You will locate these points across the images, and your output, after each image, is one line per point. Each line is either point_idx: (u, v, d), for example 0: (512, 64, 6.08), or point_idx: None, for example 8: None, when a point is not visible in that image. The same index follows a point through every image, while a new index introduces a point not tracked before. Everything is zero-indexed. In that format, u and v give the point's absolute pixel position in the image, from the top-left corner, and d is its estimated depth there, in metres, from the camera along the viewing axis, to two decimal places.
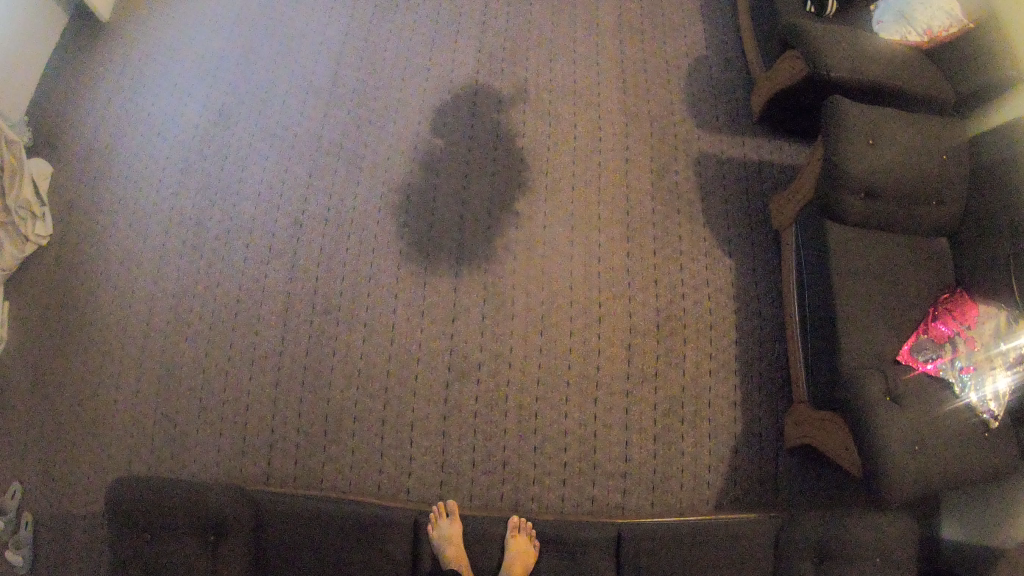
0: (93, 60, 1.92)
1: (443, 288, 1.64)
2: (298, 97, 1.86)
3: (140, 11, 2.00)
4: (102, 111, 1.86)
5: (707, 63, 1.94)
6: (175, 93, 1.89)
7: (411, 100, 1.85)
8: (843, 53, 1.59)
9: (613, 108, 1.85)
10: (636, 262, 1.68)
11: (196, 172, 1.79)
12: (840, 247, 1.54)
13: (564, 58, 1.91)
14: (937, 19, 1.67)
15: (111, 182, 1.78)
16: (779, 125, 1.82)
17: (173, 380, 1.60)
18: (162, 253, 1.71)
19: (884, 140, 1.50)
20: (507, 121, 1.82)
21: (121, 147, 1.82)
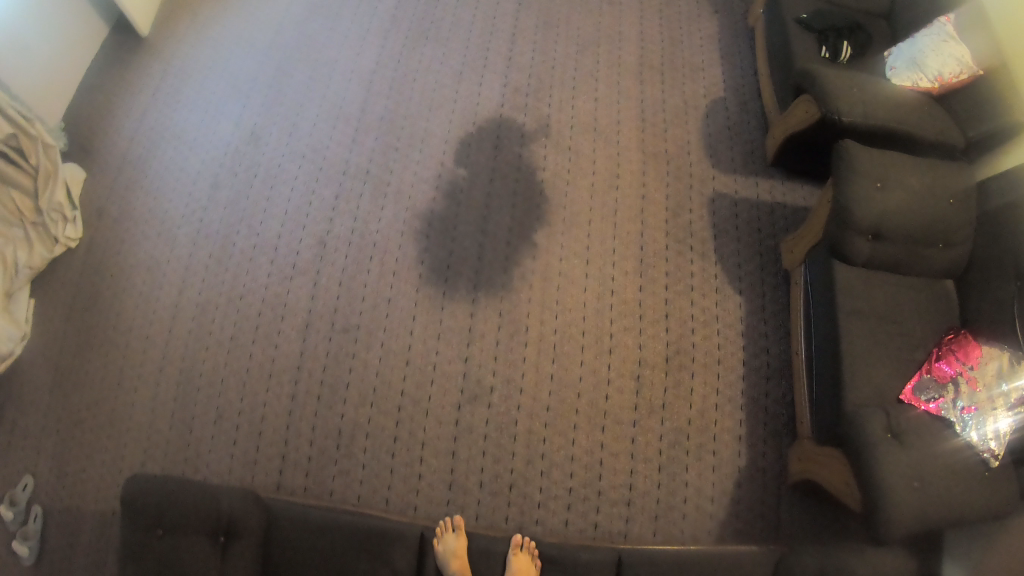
0: (138, 81, 2.04)
1: (460, 313, 1.71)
2: (326, 122, 1.95)
3: (185, 38, 2.13)
4: (143, 128, 1.98)
5: (725, 104, 2.00)
6: (212, 113, 1.99)
7: (437, 129, 1.93)
8: (856, 99, 1.65)
9: (631, 145, 1.92)
10: (647, 295, 1.74)
11: (227, 189, 1.89)
12: (845, 287, 1.59)
13: (586, 95, 1.99)
14: (948, 65, 1.72)
15: (148, 195, 1.89)
16: (792, 167, 1.87)
17: (198, 388, 1.68)
18: (195, 266, 1.81)
19: (893, 183, 1.56)
20: (528, 154, 1.89)
21: (158, 164, 1.93)
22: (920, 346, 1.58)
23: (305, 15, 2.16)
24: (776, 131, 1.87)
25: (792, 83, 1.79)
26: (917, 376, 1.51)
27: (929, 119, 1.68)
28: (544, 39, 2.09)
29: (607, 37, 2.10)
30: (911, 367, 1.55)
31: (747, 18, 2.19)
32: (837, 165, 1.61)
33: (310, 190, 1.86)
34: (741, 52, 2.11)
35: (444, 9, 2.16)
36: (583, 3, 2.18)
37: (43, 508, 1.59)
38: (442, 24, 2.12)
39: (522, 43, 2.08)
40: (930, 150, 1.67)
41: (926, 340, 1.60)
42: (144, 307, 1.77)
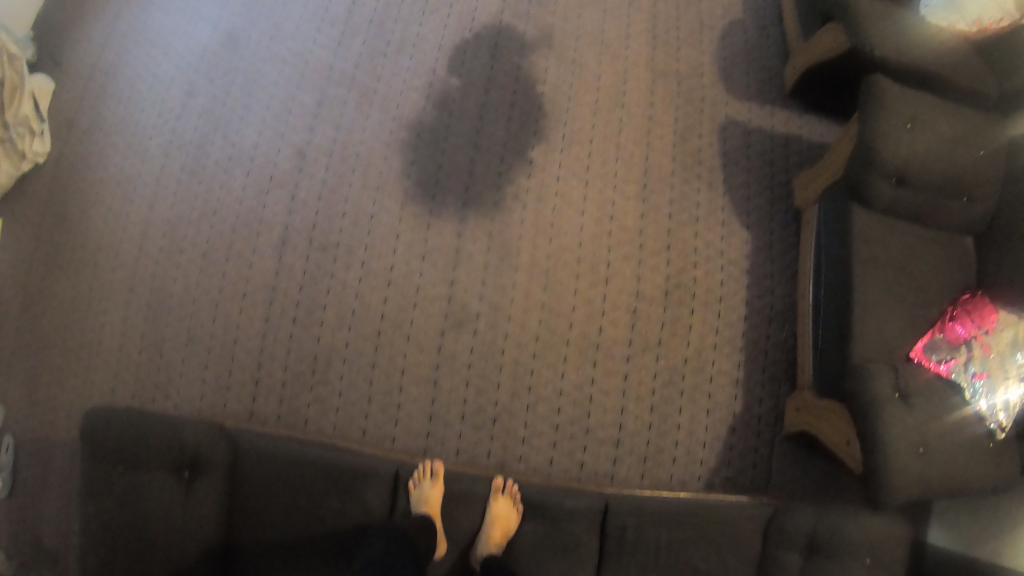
0: None
1: (447, 234, 1.60)
2: (310, 25, 1.82)
3: None
4: (114, 29, 1.85)
5: (743, 25, 1.86)
6: (188, 15, 1.86)
7: (431, 36, 1.79)
8: (887, 34, 1.53)
9: (640, 64, 1.78)
10: (648, 226, 1.62)
11: (202, 96, 1.76)
12: (862, 233, 1.48)
13: (595, 6, 1.84)
14: (987, 11, 1.59)
15: (119, 101, 1.77)
16: (811, 100, 1.75)
17: (169, 308, 1.58)
18: (168, 179, 1.69)
19: (922, 126, 1.44)
20: (527, 67, 1.76)
21: (130, 68, 1.80)
22: (934, 293, 1.49)
23: None
24: (797, 58, 1.74)
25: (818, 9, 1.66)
26: (928, 335, 1.40)
27: (961, 63, 1.56)
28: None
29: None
30: (923, 314, 1.46)
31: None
32: (863, 100, 1.48)
33: (290, 99, 1.74)
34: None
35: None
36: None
37: (15, 439, 1.50)
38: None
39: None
40: (959, 95, 1.55)
41: (941, 287, 1.50)
42: (114, 221, 1.66)
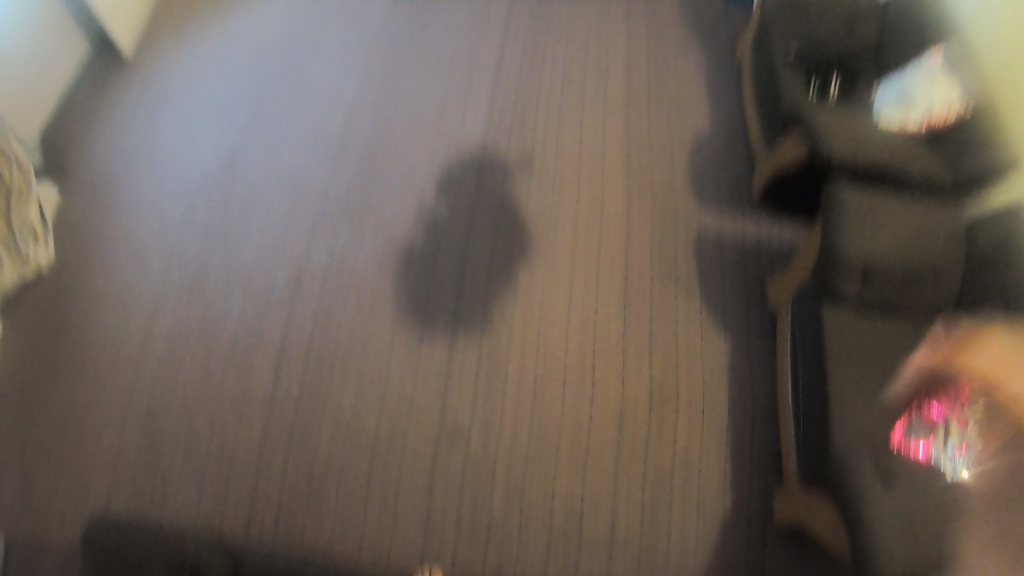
0: (114, 111, 2.05)
1: (439, 346, 1.67)
2: (306, 154, 1.96)
3: (163, 73, 2.14)
4: (118, 154, 1.97)
5: (709, 141, 2.01)
6: (190, 143, 2.00)
7: (418, 166, 1.94)
8: (843, 139, 1.65)
9: (615, 183, 1.91)
10: (630, 330, 1.70)
11: (202, 214, 1.87)
12: (833, 325, 1.52)
13: (572, 131, 2.01)
14: (936, 104, 1.76)
15: (121, 219, 1.86)
16: (780, 204, 1.85)
17: (169, 416, 1.61)
18: (168, 291, 1.76)
19: (881, 223, 1.54)
20: (510, 192, 1.89)
21: (133, 189, 1.91)
22: (913, 374, 1.52)
23: (287, 43, 2.21)
24: (762, 168, 1.86)
25: (780, 119, 1.79)
26: (905, 415, 1.42)
27: (915, 159, 1.67)
28: (531, 77, 2.14)
29: (594, 75, 2.15)
30: None
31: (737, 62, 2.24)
32: (824, 206, 1.59)
33: (288, 218, 1.85)
34: (727, 94, 2.15)
35: (424, 46, 2.21)
36: (572, 41, 2.24)
37: (6, 539, 1.48)
38: (428, 59, 2.18)
39: (507, 79, 2.13)
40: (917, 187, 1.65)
41: None
42: (114, 335, 1.70)
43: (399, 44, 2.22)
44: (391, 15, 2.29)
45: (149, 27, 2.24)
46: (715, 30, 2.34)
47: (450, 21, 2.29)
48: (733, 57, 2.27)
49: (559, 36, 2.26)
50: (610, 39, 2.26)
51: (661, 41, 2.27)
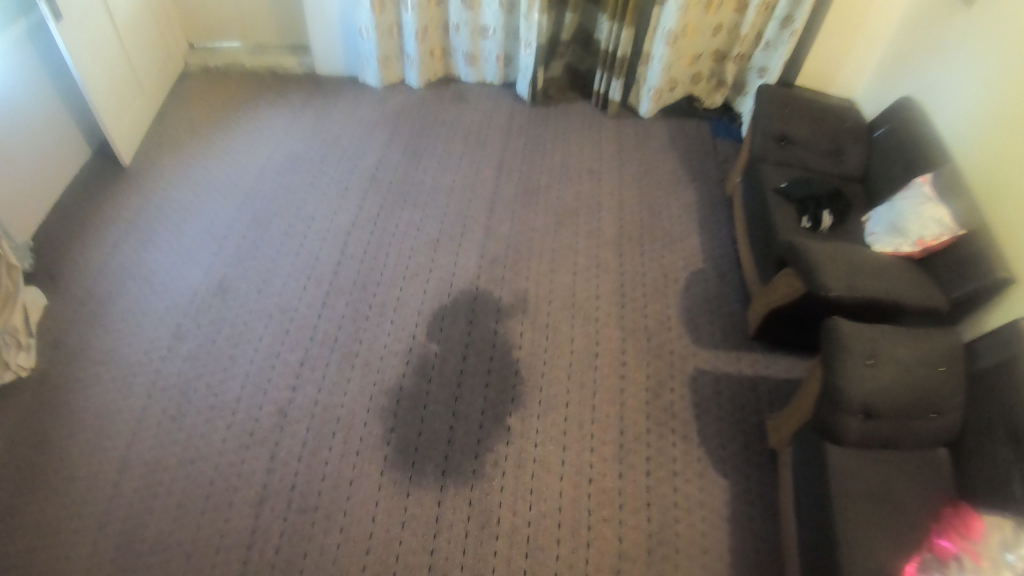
0: (113, 243, 2.10)
1: (427, 486, 1.59)
2: (296, 281, 1.97)
3: (165, 208, 2.22)
4: (112, 281, 1.99)
5: (701, 278, 2.02)
6: (184, 270, 2.02)
7: (408, 301, 1.93)
8: (839, 271, 1.63)
9: (610, 321, 1.90)
10: (627, 473, 1.63)
11: (189, 340, 1.85)
12: (836, 470, 1.44)
13: (564, 269, 2.02)
14: (928, 229, 1.80)
15: (108, 342, 1.84)
16: (774, 341, 1.83)
17: (145, 553, 1.49)
18: (147, 424, 1.68)
19: (884, 359, 1.48)
20: (503, 329, 1.87)
21: (124, 313, 1.90)
22: (916, 515, 1.42)
23: (283, 179, 2.30)
24: (756, 304, 1.85)
25: (773, 254, 1.79)
26: (916, 555, 1.35)
27: (908, 287, 1.65)
28: (523, 215, 2.17)
29: (586, 213, 2.19)
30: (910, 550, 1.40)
31: (728, 202, 2.28)
32: (824, 342, 1.53)
33: (271, 351, 1.82)
34: (718, 233, 2.17)
35: (418, 183, 2.27)
36: (565, 181, 2.29)
37: None
38: (417, 196, 2.22)
39: (500, 218, 2.16)
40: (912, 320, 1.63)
41: (919, 509, 1.44)
42: (87, 465, 1.61)
43: (390, 180, 2.27)
44: (384, 152, 2.38)
45: (152, 170, 2.36)
46: (705, 171, 2.39)
47: (445, 162, 2.34)
48: (724, 197, 2.31)
49: (552, 175, 2.31)
50: (603, 179, 2.31)
51: (653, 182, 2.32)
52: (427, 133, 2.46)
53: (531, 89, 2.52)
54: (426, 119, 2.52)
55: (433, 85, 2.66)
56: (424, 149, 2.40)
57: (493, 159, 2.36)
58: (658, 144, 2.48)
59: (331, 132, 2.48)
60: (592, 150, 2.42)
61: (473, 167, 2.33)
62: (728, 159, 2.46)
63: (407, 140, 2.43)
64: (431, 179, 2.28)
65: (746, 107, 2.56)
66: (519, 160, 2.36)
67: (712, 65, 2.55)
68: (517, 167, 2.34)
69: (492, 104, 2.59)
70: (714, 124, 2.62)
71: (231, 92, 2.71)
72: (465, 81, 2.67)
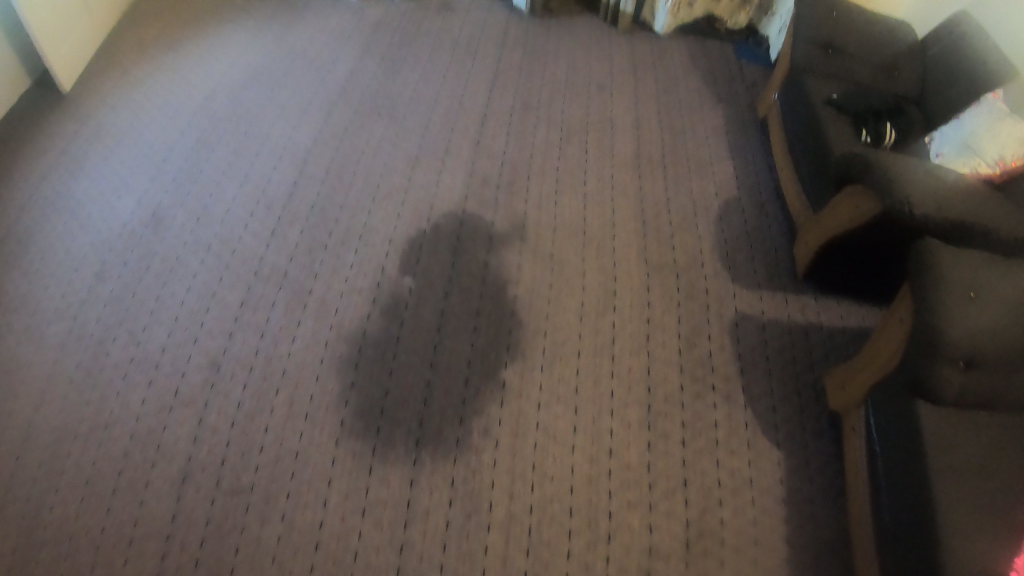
0: (27, 162, 1.73)
1: (397, 459, 1.25)
2: (244, 212, 1.63)
3: (93, 126, 1.86)
4: (22, 207, 1.63)
5: (737, 213, 1.69)
6: (111, 197, 1.67)
7: (377, 231, 1.59)
8: (923, 186, 1.29)
9: (627, 255, 1.58)
10: (655, 441, 1.30)
11: (111, 279, 1.50)
12: (930, 431, 1.08)
13: (571, 198, 1.69)
14: (1010, 146, 1.43)
15: (12, 277, 1.48)
16: (829, 280, 1.52)
17: (36, 543, 1.14)
18: (54, 378, 1.34)
19: (988, 292, 1.14)
20: (498, 263, 1.54)
21: (32, 245, 1.55)
22: None
23: (236, 97, 1.94)
24: (806, 236, 1.54)
25: (830, 174, 1.47)
26: None
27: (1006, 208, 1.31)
28: (520, 136, 1.83)
29: (595, 136, 1.85)
30: None
31: (762, 125, 1.94)
32: (911, 271, 1.20)
33: (212, 295, 1.47)
34: (752, 161, 1.83)
35: (394, 101, 1.91)
36: (568, 99, 1.95)
37: None
38: (392, 116, 1.87)
39: (490, 139, 1.82)
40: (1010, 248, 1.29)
41: None
42: None
43: (360, 98, 1.92)
44: (355, 67, 2.03)
45: (82, 83, 1.99)
46: (732, 92, 2.05)
47: (426, 77, 1.99)
48: (756, 120, 1.97)
49: (554, 93, 1.97)
50: (614, 98, 1.96)
51: (673, 101, 1.97)
52: (406, 47, 2.10)
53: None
54: (404, 33, 2.16)
55: None
56: (402, 63, 2.04)
57: (484, 74, 2.01)
58: (676, 61, 2.13)
59: (294, 47, 2.11)
60: (600, 66, 2.07)
61: (460, 82, 1.98)
62: (756, 81, 2.10)
63: (384, 54, 2.07)
64: (408, 95, 1.93)
65: (774, 26, 2.18)
66: (515, 76, 2.01)
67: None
68: (513, 83, 1.99)
69: (483, 16, 2.24)
70: (736, 49, 2.23)
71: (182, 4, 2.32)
72: None
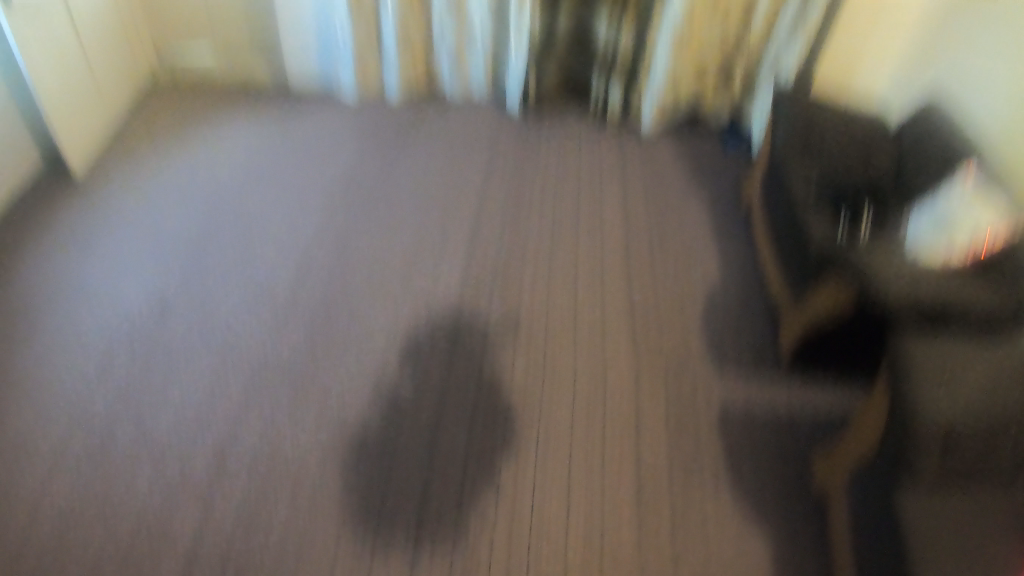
0: (43, 256, 1.81)
1: (396, 552, 1.29)
2: (249, 307, 1.70)
3: (106, 219, 1.95)
4: (37, 299, 1.70)
5: (720, 302, 1.76)
6: (122, 289, 1.74)
7: (377, 328, 1.66)
8: (895, 275, 1.37)
9: (618, 347, 1.64)
10: (648, 530, 1.34)
11: (120, 368, 1.55)
12: (912, 513, 1.14)
13: (563, 292, 1.76)
14: (979, 223, 1.51)
15: (25, 367, 1.54)
16: (810, 363, 1.58)
17: None
18: (64, 466, 1.37)
19: (963, 375, 1.19)
20: (493, 359, 1.61)
21: (45, 335, 1.61)
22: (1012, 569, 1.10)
23: (240, 192, 2.05)
24: (789, 323, 1.61)
25: (811, 261, 1.52)
26: None
27: (975, 291, 1.39)
28: (513, 233, 1.92)
29: (586, 231, 1.94)
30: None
31: (745, 217, 2.03)
32: (889, 356, 1.26)
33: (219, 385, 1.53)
34: (736, 255, 1.92)
35: (393, 201, 2.01)
36: (560, 198, 2.05)
37: None
38: (392, 216, 1.96)
39: (486, 237, 1.90)
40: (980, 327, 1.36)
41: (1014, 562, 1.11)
42: None
43: (360, 197, 2.02)
44: (356, 166, 2.14)
45: (96, 179, 2.10)
46: (716, 184, 2.14)
47: (423, 178, 2.09)
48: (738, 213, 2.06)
49: (546, 192, 2.07)
50: (604, 195, 2.06)
51: (660, 197, 2.07)
52: (404, 148, 2.21)
53: (522, 94, 2.28)
54: (403, 134, 2.27)
55: (414, 99, 2.43)
56: (401, 164, 2.15)
57: (478, 174, 2.11)
58: (662, 157, 2.24)
59: (298, 147, 2.23)
60: (589, 165, 2.18)
61: (456, 182, 2.08)
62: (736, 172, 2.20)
63: (384, 155, 2.18)
64: (406, 196, 2.03)
65: (754, 120, 2.28)
66: (509, 176, 2.11)
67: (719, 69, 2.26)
68: (506, 183, 2.09)
69: (478, 118, 2.36)
70: (719, 140, 2.35)
71: (192, 104, 2.47)
72: (449, 95, 2.44)
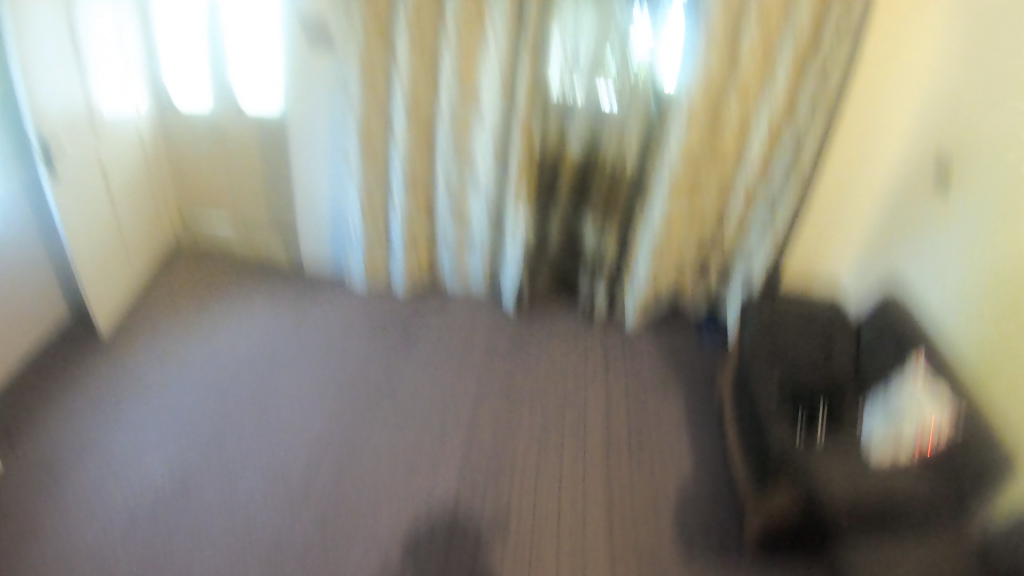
0: (81, 439, 2.11)
1: None
2: (260, 495, 1.98)
3: (136, 403, 2.26)
4: (72, 479, 1.99)
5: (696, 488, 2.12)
6: (146, 471, 2.03)
7: (383, 527, 1.92)
8: (838, 483, 1.80)
9: (596, 552, 1.91)
10: None
11: (149, 552, 1.81)
12: None
13: (546, 494, 2.05)
14: (922, 413, 1.86)
15: (66, 545, 1.81)
16: (783, 546, 1.93)
17: None
18: None
19: None
20: (483, 559, 1.87)
21: (79, 514, 1.89)
22: None
23: (259, 381, 2.38)
24: (756, 514, 1.95)
25: (770, 466, 1.89)
26: None
27: (907, 490, 1.77)
28: (505, 437, 2.21)
29: (571, 434, 2.24)
30: None
31: (715, 423, 2.33)
32: None
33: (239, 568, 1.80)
34: (705, 458, 2.21)
35: (401, 404, 2.31)
36: (546, 403, 2.35)
37: None
38: (403, 422, 2.24)
39: (481, 442, 2.19)
40: (918, 524, 1.73)
41: None
42: None
43: (372, 402, 2.31)
44: (367, 366, 2.45)
45: (130, 360, 2.44)
46: (686, 389, 2.46)
47: (428, 382, 2.40)
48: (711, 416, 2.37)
49: (535, 398, 2.37)
50: (587, 398, 2.38)
51: (637, 404, 2.38)
52: (411, 350, 2.52)
53: (515, 295, 2.56)
54: (409, 335, 2.58)
55: (418, 292, 2.73)
56: (407, 367, 2.46)
57: (476, 377, 2.42)
58: (640, 360, 2.54)
59: (315, 341, 2.56)
60: (573, 368, 2.49)
61: (456, 387, 2.39)
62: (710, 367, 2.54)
63: (393, 357, 2.49)
64: (414, 402, 2.32)
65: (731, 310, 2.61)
66: (502, 379, 2.41)
67: (696, 269, 2.61)
68: (500, 387, 2.39)
69: (477, 317, 2.66)
70: (699, 334, 2.70)
71: (216, 295, 2.79)
72: (449, 287, 2.72)
